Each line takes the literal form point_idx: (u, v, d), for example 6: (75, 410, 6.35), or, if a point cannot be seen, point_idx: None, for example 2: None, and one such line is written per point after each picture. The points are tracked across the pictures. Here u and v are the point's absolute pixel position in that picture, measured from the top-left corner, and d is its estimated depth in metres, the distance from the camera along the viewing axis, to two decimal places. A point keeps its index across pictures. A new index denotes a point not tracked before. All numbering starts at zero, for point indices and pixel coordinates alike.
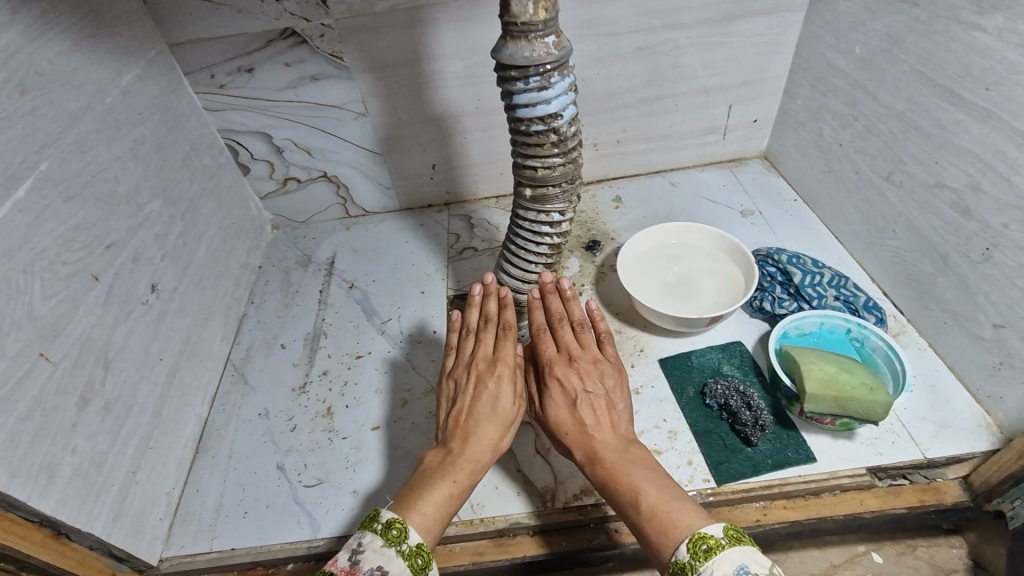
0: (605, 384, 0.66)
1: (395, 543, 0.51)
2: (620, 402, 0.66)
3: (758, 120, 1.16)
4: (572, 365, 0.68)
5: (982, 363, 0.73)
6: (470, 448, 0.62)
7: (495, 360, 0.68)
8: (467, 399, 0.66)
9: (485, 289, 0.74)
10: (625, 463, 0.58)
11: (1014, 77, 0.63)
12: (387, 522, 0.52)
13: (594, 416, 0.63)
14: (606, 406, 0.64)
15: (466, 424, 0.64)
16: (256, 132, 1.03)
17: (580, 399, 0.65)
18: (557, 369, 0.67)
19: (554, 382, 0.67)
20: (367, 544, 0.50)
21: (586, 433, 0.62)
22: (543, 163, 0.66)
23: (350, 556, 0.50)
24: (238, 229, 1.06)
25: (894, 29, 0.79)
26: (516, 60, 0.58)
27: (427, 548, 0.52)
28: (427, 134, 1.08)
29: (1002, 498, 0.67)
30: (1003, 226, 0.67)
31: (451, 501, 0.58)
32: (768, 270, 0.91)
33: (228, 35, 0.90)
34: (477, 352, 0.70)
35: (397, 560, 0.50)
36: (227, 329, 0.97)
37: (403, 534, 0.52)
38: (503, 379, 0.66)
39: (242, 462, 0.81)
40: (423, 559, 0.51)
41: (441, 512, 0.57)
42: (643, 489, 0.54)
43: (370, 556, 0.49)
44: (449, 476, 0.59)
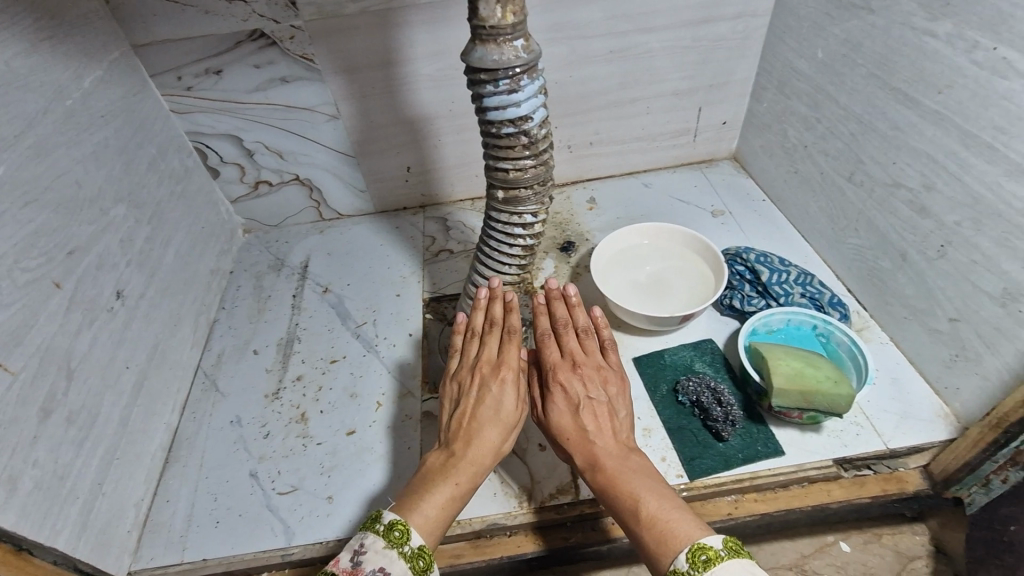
0: (608, 391, 0.66)
1: (396, 545, 0.50)
2: (622, 409, 0.65)
3: (727, 122, 1.18)
4: (575, 372, 0.67)
5: (940, 355, 0.76)
6: (473, 450, 0.60)
7: (499, 363, 0.67)
8: (470, 401, 0.64)
9: (491, 292, 0.73)
10: (626, 471, 0.57)
11: (963, 81, 0.66)
12: (389, 523, 0.51)
13: (597, 422, 0.63)
14: (608, 412, 0.64)
15: (468, 426, 0.63)
16: (225, 135, 1.02)
17: (582, 405, 0.64)
18: (561, 374, 0.67)
19: (559, 387, 0.66)
20: (369, 545, 0.50)
21: (588, 439, 0.61)
22: (515, 165, 0.66)
23: (352, 557, 0.49)
24: (208, 234, 1.04)
25: (852, 35, 0.82)
26: (485, 63, 0.58)
27: (428, 550, 0.52)
28: (400, 137, 1.08)
29: (960, 485, 0.69)
30: (955, 224, 0.70)
31: (452, 504, 0.57)
32: (737, 269, 0.93)
33: (195, 36, 0.89)
34: (481, 354, 0.69)
35: (400, 561, 0.49)
36: (197, 336, 0.95)
37: (405, 536, 0.51)
38: (507, 383, 0.65)
39: (214, 471, 0.79)
40: (425, 561, 0.51)
41: (441, 515, 0.56)
42: (643, 497, 0.54)
43: (373, 558, 0.49)
44: (452, 479, 0.58)
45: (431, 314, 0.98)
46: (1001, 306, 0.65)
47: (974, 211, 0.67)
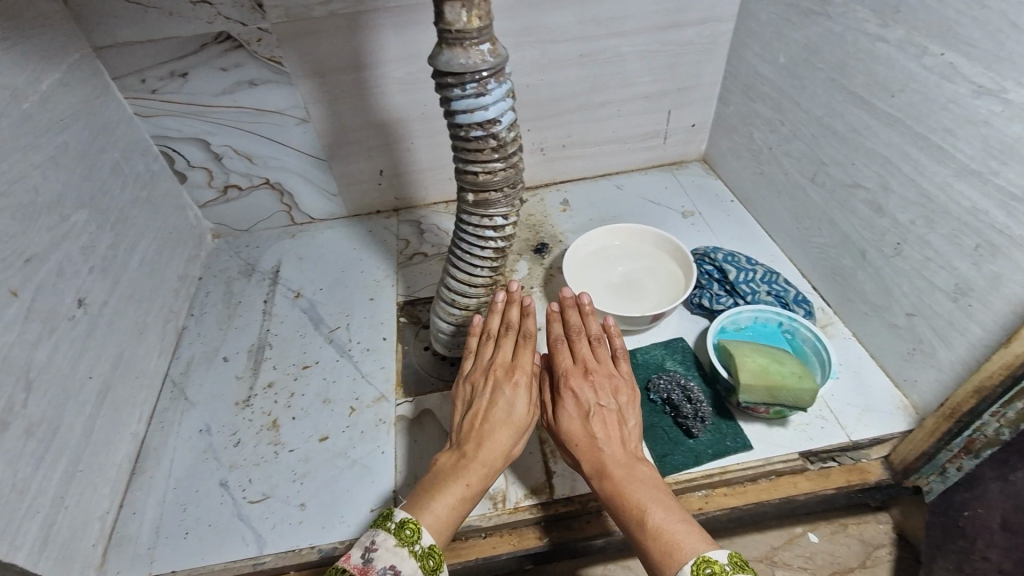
0: (616, 400, 0.66)
1: (407, 543, 0.52)
2: (632, 417, 0.66)
3: (696, 124, 1.21)
4: (586, 380, 0.67)
5: (898, 349, 0.79)
6: (485, 453, 0.62)
7: (512, 367, 0.67)
8: (484, 404, 0.65)
9: (509, 296, 0.73)
10: (633, 481, 0.58)
11: (914, 85, 0.68)
12: (400, 522, 0.54)
13: (606, 431, 0.63)
14: (617, 422, 0.64)
15: (481, 428, 0.64)
16: (193, 139, 1.00)
17: (592, 414, 0.64)
18: (573, 381, 0.67)
19: (569, 395, 0.66)
20: (380, 543, 0.52)
21: (596, 446, 0.62)
22: (484, 168, 0.66)
23: (363, 554, 0.52)
24: (175, 239, 1.02)
25: (811, 40, 0.85)
26: (452, 67, 0.58)
27: (438, 549, 0.54)
28: (372, 140, 1.07)
29: (919, 473, 0.72)
30: (910, 223, 0.73)
31: (462, 504, 0.59)
32: (706, 269, 0.95)
33: (159, 38, 0.87)
34: (495, 357, 0.69)
35: (409, 559, 0.52)
36: (165, 343, 0.93)
37: (416, 535, 0.53)
38: (522, 388, 0.66)
39: (182, 481, 0.78)
40: (435, 560, 0.53)
41: (452, 514, 0.58)
42: (649, 508, 0.55)
43: (384, 555, 0.51)
44: (465, 480, 0.60)
45: (405, 318, 0.98)
46: (953, 301, 0.68)
47: (926, 210, 0.70)
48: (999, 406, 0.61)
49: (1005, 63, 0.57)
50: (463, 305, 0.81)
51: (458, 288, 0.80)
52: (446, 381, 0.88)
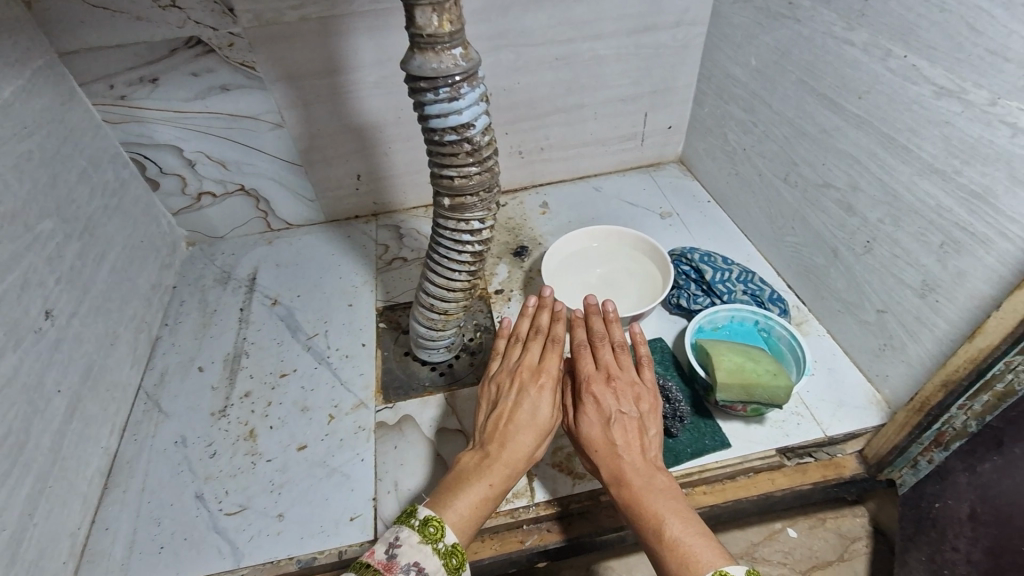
0: (637, 407, 0.65)
1: (431, 541, 0.53)
2: (654, 426, 0.64)
3: (673, 126, 1.22)
4: (608, 385, 0.66)
5: (870, 345, 0.80)
6: (508, 454, 0.61)
7: (538, 370, 0.67)
8: (508, 405, 0.65)
9: (539, 301, 0.74)
10: (651, 490, 0.57)
11: (879, 87, 0.70)
12: (424, 519, 0.54)
13: (627, 438, 0.62)
14: (637, 430, 0.63)
15: (505, 429, 0.63)
16: (164, 145, 0.98)
17: (613, 420, 0.63)
18: (595, 386, 0.66)
19: (590, 400, 0.65)
20: (405, 539, 0.53)
21: (615, 453, 0.61)
22: (460, 173, 0.66)
23: (388, 550, 0.52)
24: (147, 248, 1.00)
25: (781, 43, 0.86)
26: (424, 72, 0.58)
27: (461, 548, 0.54)
28: (349, 145, 1.07)
29: (892, 466, 0.73)
30: (878, 221, 0.74)
31: (484, 504, 0.59)
32: (683, 269, 0.96)
33: (126, 43, 0.85)
34: (521, 360, 0.69)
35: (434, 557, 0.52)
36: (138, 354, 0.91)
37: (439, 533, 0.54)
38: (546, 391, 0.65)
39: (156, 495, 0.76)
40: (458, 559, 0.53)
41: (475, 514, 0.58)
42: (667, 519, 0.54)
43: (408, 552, 0.52)
44: (487, 481, 0.59)
45: (384, 323, 0.97)
46: (921, 297, 0.70)
47: (894, 208, 0.71)
48: (966, 399, 0.63)
49: (965, 65, 0.59)
50: (442, 310, 0.81)
51: (436, 293, 0.79)
52: (426, 387, 0.87)
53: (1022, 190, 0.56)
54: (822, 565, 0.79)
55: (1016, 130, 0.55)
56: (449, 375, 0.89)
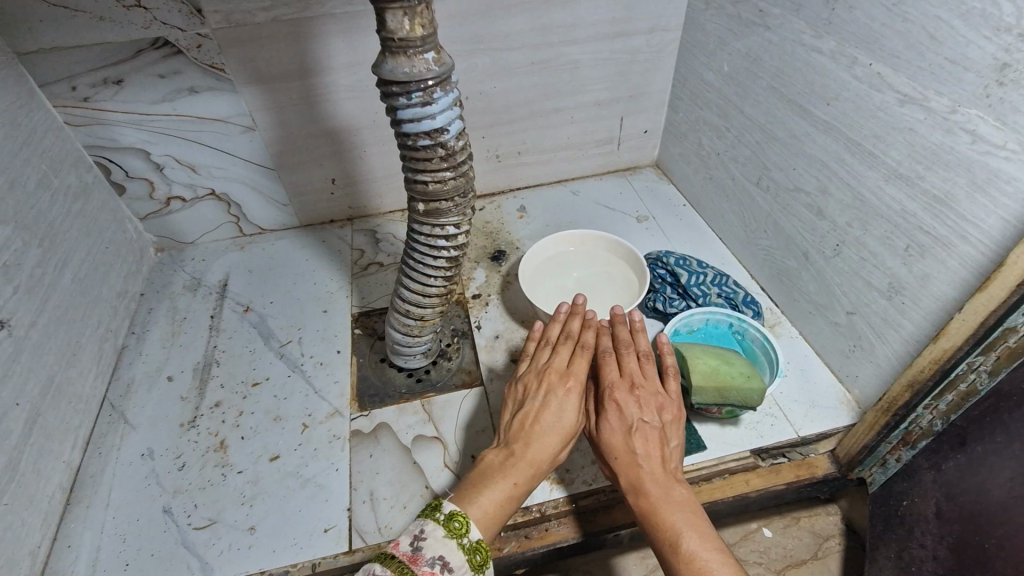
0: (658, 416, 0.64)
1: (456, 535, 0.54)
2: (676, 436, 0.64)
3: (648, 131, 1.23)
4: (631, 393, 0.65)
5: (840, 346, 0.82)
6: (533, 454, 0.62)
7: (563, 373, 0.67)
8: (535, 406, 0.65)
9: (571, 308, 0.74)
10: (669, 501, 0.57)
11: (846, 94, 0.71)
12: (449, 514, 0.55)
13: (648, 447, 0.61)
14: (658, 440, 0.62)
15: (530, 430, 0.63)
16: (130, 148, 0.95)
17: (635, 428, 0.62)
18: (618, 393, 0.65)
19: (613, 407, 0.65)
20: (430, 533, 0.53)
21: (635, 459, 0.61)
22: (434, 178, 0.65)
23: (413, 542, 0.53)
24: (113, 254, 0.97)
25: (753, 50, 0.88)
26: (396, 76, 0.57)
27: (485, 545, 0.55)
28: (323, 148, 1.05)
29: (862, 465, 0.75)
30: (847, 225, 0.76)
31: (508, 502, 0.59)
32: (659, 272, 0.97)
33: (88, 43, 0.82)
34: (548, 363, 0.68)
35: (458, 552, 0.53)
36: (102, 364, 0.88)
37: (464, 528, 0.54)
38: (572, 395, 0.65)
39: (120, 510, 0.73)
40: (481, 555, 0.54)
41: (498, 511, 0.58)
42: (684, 532, 0.54)
43: (433, 544, 0.52)
44: (513, 480, 0.60)
45: (360, 329, 0.96)
46: (888, 299, 0.71)
47: (861, 213, 0.73)
48: (931, 398, 0.64)
49: (926, 73, 0.61)
50: (418, 315, 0.80)
51: (412, 298, 0.78)
52: (403, 394, 0.86)
53: (982, 196, 0.57)
54: (795, 563, 0.81)
55: (976, 137, 0.57)
56: (426, 381, 0.88)
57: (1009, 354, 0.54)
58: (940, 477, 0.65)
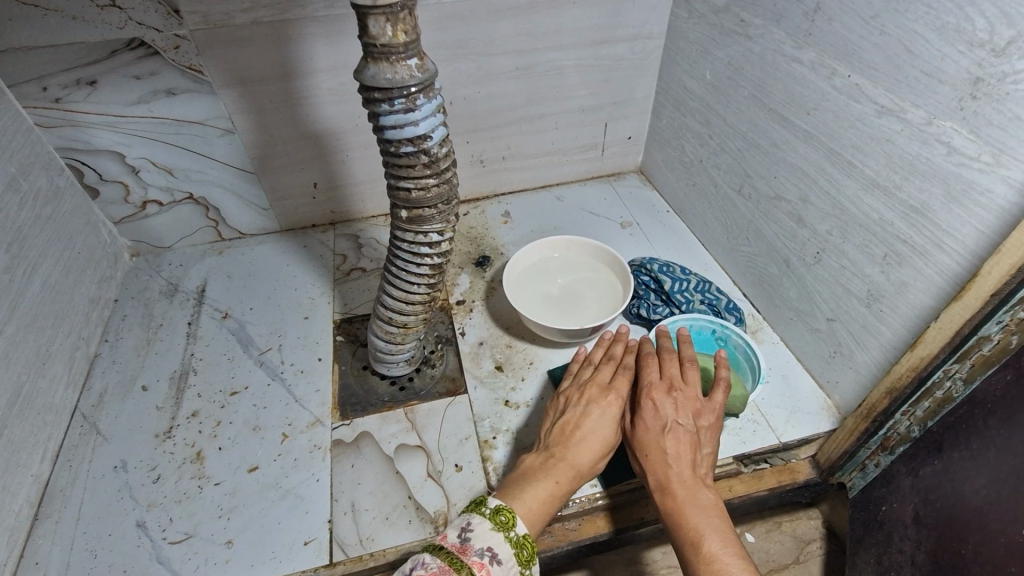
0: (693, 419, 0.65)
1: (503, 529, 0.55)
2: (709, 444, 0.65)
3: (632, 137, 1.24)
4: (670, 394, 0.66)
5: (821, 353, 0.83)
6: (573, 458, 0.63)
7: (602, 385, 0.69)
8: (574, 414, 0.67)
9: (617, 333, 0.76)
10: (695, 505, 0.58)
11: (826, 104, 0.72)
12: (495, 508, 0.57)
13: (681, 449, 0.62)
14: (692, 443, 0.63)
15: (571, 434, 0.65)
16: (105, 151, 0.93)
17: (669, 429, 0.63)
18: (654, 393, 0.66)
19: (648, 410, 0.65)
20: (477, 525, 0.55)
21: (664, 460, 0.61)
22: (417, 185, 0.65)
23: (461, 533, 0.54)
24: (86, 259, 0.94)
25: (734, 59, 0.88)
26: (378, 82, 0.56)
27: (530, 540, 0.56)
28: (304, 153, 1.04)
29: (842, 471, 0.77)
30: (827, 233, 0.77)
31: (549, 501, 0.61)
32: (643, 279, 0.97)
33: (59, 43, 0.80)
34: (588, 377, 0.71)
35: (506, 544, 0.54)
36: (73, 374, 0.85)
37: (510, 522, 0.56)
38: (611, 404, 0.67)
39: (91, 526, 0.71)
40: (528, 551, 0.55)
41: (540, 509, 0.60)
42: (707, 536, 0.55)
43: (481, 536, 0.54)
44: (553, 480, 0.62)
45: (342, 336, 0.94)
46: (866, 306, 0.72)
47: (841, 221, 0.74)
48: (908, 405, 0.65)
49: (903, 85, 0.62)
50: (401, 323, 0.79)
51: (395, 306, 0.77)
52: (386, 402, 0.85)
53: (957, 206, 0.58)
54: (777, 568, 0.82)
55: (951, 148, 0.58)
56: (409, 389, 0.87)
57: (983, 361, 0.56)
58: (918, 483, 0.66)
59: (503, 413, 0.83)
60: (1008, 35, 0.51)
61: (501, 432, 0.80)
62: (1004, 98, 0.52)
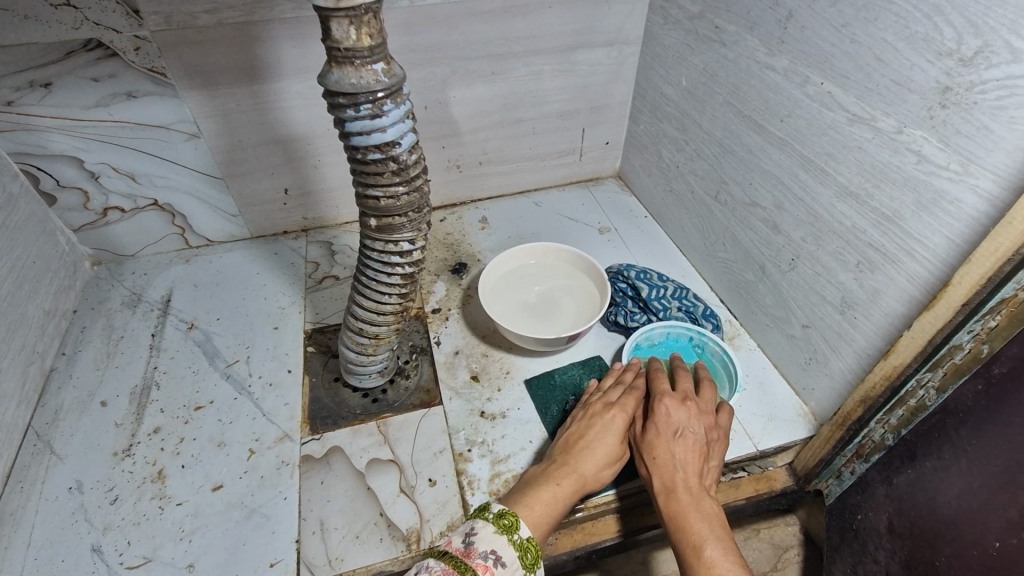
0: (703, 429, 0.66)
1: (507, 532, 0.54)
2: (716, 457, 0.66)
3: (610, 142, 1.24)
4: (682, 404, 0.68)
5: (797, 359, 0.83)
6: (581, 466, 0.64)
7: (613, 398, 0.71)
8: (586, 425, 0.69)
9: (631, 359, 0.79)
10: (697, 510, 0.59)
11: (799, 111, 0.72)
12: (498, 512, 0.56)
13: (689, 457, 0.63)
14: (700, 452, 0.64)
15: (580, 443, 0.67)
16: (62, 156, 0.89)
17: (679, 436, 0.64)
18: (666, 400, 0.68)
19: (658, 417, 0.67)
20: (481, 529, 0.54)
21: (671, 465, 0.62)
22: (386, 193, 0.63)
23: (465, 538, 0.53)
24: (41, 269, 0.90)
25: (709, 65, 0.88)
26: (343, 87, 0.55)
27: (535, 544, 0.55)
28: (274, 157, 1.01)
29: (818, 477, 0.76)
30: (801, 240, 0.77)
31: (555, 507, 0.61)
32: (620, 286, 0.97)
33: (11, 44, 0.76)
34: (600, 395, 0.73)
35: (510, 547, 0.53)
36: (27, 390, 0.81)
37: (513, 526, 0.55)
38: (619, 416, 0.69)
39: (42, 551, 0.67)
40: (532, 554, 0.54)
41: (545, 514, 0.60)
42: (709, 541, 0.55)
43: (485, 539, 0.53)
44: (560, 486, 0.62)
45: (313, 347, 0.92)
46: (841, 313, 0.72)
47: (815, 228, 0.74)
48: (882, 413, 0.65)
49: (874, 95, 0.62)
50: (372, 334, 0.77)
51: (365, 316, 0.75)
52: (358, 415, 0.83)
53: (927, 215, 0.59)
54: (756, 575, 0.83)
55: (921, 157, 0.58)
56: (382, 402, 0.84)
57: (955, 370, 0.56)
58: (892, 492, 0.66)
59: (478, 424, 0.81)
60: (975, 44, 0.51)
61: (476, 444, 0.79)
62: (972, 107, 0.52)
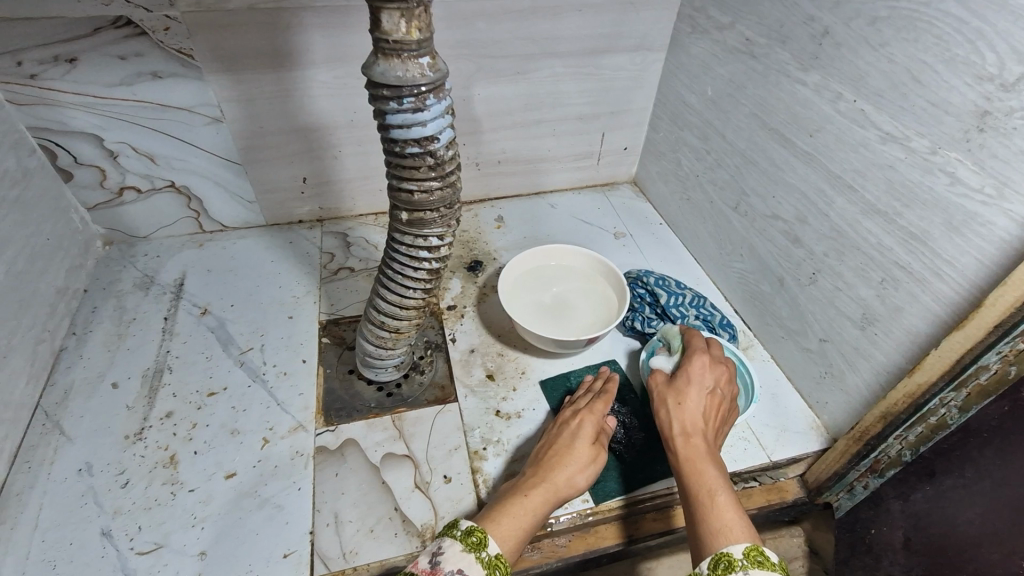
0: (727, 390, 0.71)
1: (474, 549, 0.53)
2: (728, 423, 0.71)
3: (627, 148, 1.24)
4: (717, 361, 0.73)
5: (811, 373, 0.84)
6: (557, 476, 0.65)
7: (585, 407, 0.74)
8: (560, 438, 0.70)
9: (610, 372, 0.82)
10: (711, 457, 0.63)
11: (829, 126, 0.73)
12: (466, 530, 0.55)
13: (707, 412, 0.68)
14: (718, 414, 0.69)
15: (557, 452, 0.68)
16: (82, 133, 0.87)
17: (706, 391, 0.69)
18: (700, 355, 0.73)
19: (694, 366, 0.71)
20: (448, 548, 0.53)
21: (694, 415, 0.67)
22: (420, 187, 0.62)
23: (431, 558, 0.52)
24: (54, 246, 0.88)
25: (737, 77, 0.89)
26: (388, 79, 0.54)
27: (504, 561, 0.54)
28: (296, 146, 1.00)
29: (829, 491, 0.77)
30: (823, 254, 0.77)
31: (527, 519, 0.60)
32: (639, 292, 0.97)
33: (37, 16, 0.74)
34: (575, 406, 0.75)
35: (477, 565, 0.52)
36: (36, 370, 0.79)
37: (482, 543, 0.54)
38: (593, 427, 0.71)
39: (50, 533, 0.66)
40: (501, 570, 0.53)
41: (515, 528, 0.59)
42: (721, 488, 0.59)
43: (451, 558, 0.52)
44: (531, 498, 0.62)
45: (328, 339, 0.91)
46: (860, 329, 0.73)
47: (838, 243, 0.75)
48: (902, 429, 0.66)
49: (908, 114, 0.62)
50: (393, 327, 0.76)
51: (388, 310, 0.75)
52: (372, 409, 0.82)
53: (958, 236, 0.59)
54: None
55: (955, 179, 0.59)
56: (396, 396, 0.84)
57: (979, 391, 0.57)
58: (908, 508, 0.76)
59: (493, 423, 0.81)
60: (1017, 71, 0.52)
61: (491, 442, 0.79)
62: (1010, 132, 0.53)
